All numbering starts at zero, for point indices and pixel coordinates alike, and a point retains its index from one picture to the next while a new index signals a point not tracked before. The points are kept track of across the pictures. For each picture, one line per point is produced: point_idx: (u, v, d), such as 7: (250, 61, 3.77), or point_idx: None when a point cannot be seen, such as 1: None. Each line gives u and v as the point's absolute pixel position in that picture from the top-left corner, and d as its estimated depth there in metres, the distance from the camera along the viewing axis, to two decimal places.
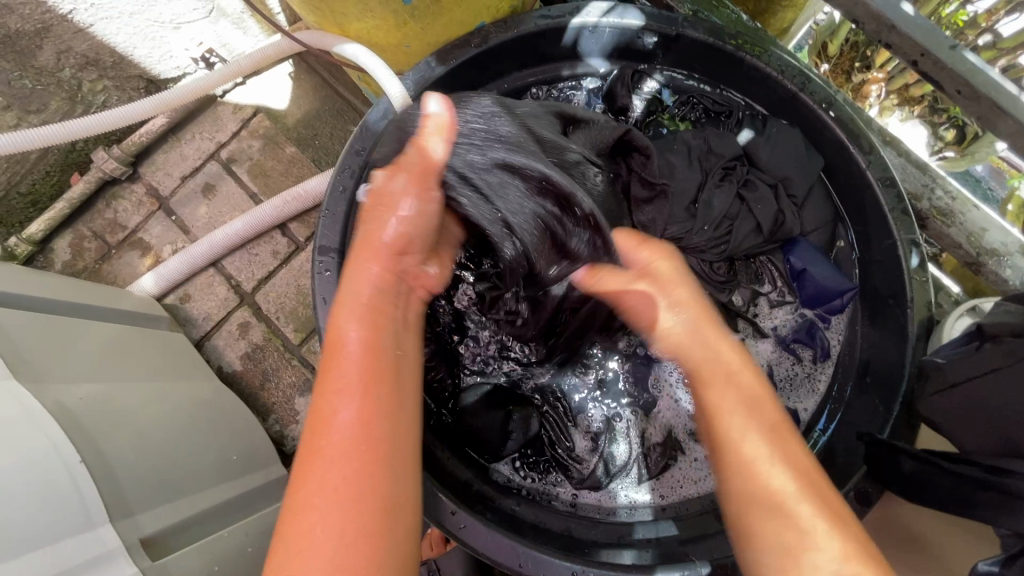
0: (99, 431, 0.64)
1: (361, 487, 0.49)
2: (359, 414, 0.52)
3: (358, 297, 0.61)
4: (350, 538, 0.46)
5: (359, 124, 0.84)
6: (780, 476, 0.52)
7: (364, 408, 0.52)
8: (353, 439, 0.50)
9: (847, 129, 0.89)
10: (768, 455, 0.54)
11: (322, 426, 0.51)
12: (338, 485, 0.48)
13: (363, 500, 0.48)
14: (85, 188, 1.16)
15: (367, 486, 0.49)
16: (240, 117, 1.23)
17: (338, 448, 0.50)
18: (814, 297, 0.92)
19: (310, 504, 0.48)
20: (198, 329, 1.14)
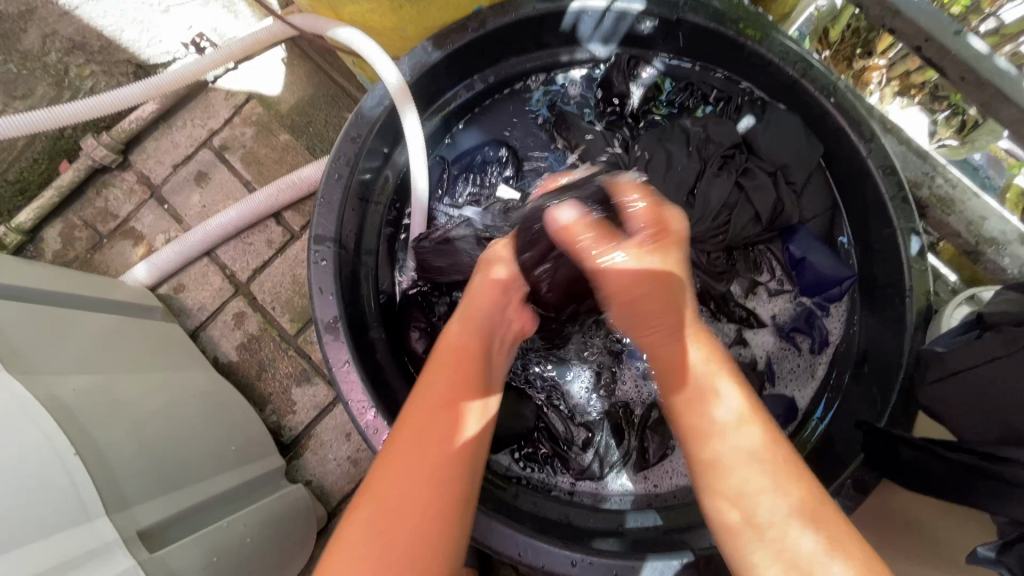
0: (93, 423, 0.63)
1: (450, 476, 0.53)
2: (448, 412, 0.57)
3: (467, 315, 0.68)
4: (428, 522, 0.50)
5: (354, 111, 0.82)
6: (772, 505, 0.51)
7: (451, 417, 0.57)
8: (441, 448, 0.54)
9: (849, 117, 0.87)
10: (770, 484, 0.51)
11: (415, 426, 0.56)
12: (414, 474, 0.52)
13: (440, 492, 0.52)
14: (75, 176, 1.14)
15: (458, 475, 0.54)
16: (232, 103, 1.21)
17: (445, 439, 0.55)
18: (812, 286, 0.92)
19: (400, 499, 0.51)
20: (193, 319, 1.13)
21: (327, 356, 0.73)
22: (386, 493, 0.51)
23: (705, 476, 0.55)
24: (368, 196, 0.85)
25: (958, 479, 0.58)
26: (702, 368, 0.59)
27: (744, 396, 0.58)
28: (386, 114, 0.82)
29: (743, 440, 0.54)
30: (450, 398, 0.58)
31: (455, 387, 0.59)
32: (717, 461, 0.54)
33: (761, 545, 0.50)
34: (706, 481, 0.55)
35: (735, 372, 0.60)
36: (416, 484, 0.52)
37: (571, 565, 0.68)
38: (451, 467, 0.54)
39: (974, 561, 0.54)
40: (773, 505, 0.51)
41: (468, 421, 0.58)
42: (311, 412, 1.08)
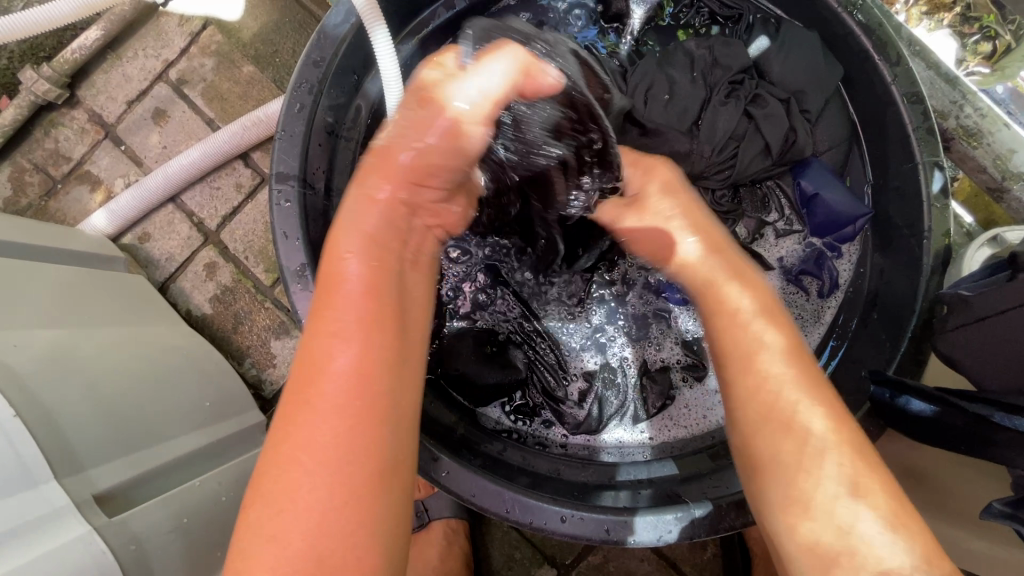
0: (40, 383, 0.57)
1: (362, 431, 0.42)
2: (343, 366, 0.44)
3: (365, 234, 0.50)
4: (341, 510, 0.41)
5: (316, 30, 0.72)
6: (836, 491, 0.46)
7: (371, 335, 0.45)
8: (332, 405, 0.42)
9: (875, 37, 0.78)
10: (840, 471, 0.47)
11: (308, 364, 0.44)
12: (320, 436, 0.42)
13: (352, 466, 0.42)
14: (17, 113, 1.03)
15: (366, 436, 0.43)
16: (187, 30, 1.08)
17: (343, 380, 0.43)
18: (824, 225, 0.86)
19: (290, 481, 0.41)
20: (161, 271, 1.06)
21: (296, 309, 0.67)
22: (280, 471, 0.42)
23: (779, 448, 0.50)
24: (338, 129, 0.77)
25: (975, 431, 0.54)
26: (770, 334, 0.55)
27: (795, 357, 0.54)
28: (353, 34, 0.72)
29: (803, 402, 0.51)
30: (345, 338, 0.45)
31: (352, 326, 0.45)
32: (785, 422, 0.50)
33: (822, 528, 0.46)
34: (782, 478, 0.49)
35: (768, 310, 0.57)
36: (322, 419, 0.42)
37: (561, 521, 0.66)
38: (364, 413, 0.43)
39: (988, 516, 0.51)
40: (841, 499, 0.46)
41: (363, 364, 0.44)
42: (292, 365, 1.03)
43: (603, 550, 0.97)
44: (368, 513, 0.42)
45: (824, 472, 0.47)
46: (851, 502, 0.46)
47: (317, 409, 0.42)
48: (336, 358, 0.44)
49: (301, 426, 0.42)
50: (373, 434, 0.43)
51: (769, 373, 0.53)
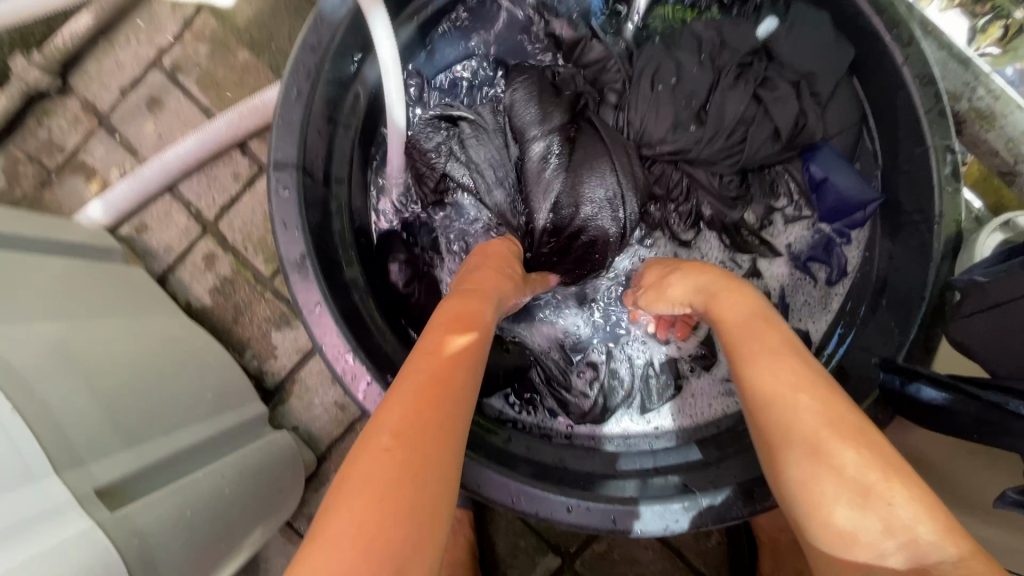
0: (40, 377, 0.56)
1: (433, 411, 0.45)
2: (438, 346, 0.52)
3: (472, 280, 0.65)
4: (411, 458, 0.40)
5: (313, 13, 0.70)
6: (853, 457, 0.43)
7: (443, 343, 0.52)
8: (427, 378, 0.47)
9: (887, 17, 0.77)
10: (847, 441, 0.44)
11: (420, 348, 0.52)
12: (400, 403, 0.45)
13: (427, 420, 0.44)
14: (10, 102, 1.01)
15: (434, 414, 0.44)
16: (181, 16, 1.06)
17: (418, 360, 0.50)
18: (834, 209, 0.84)
19: (377, 421, 0.43)
20: (159, 262, 1.04)
21: (296, 299, 0.66)
22: (372, 426, 0.43)
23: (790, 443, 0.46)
24: (337, 116, 0.75)
25: (987, 419, 0.53)
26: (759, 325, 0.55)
27: (783, 342, 0.52)
28: (351, 17, 0.70)
29: (807, 406, 0.46)
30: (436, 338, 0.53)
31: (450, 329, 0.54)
32: (779, 401, 0.48)
33: (847, 508, 0.42)
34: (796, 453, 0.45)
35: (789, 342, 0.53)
36: (400, 410, 0.44)
37: (566, 511, 0.65)
38: (433, 386, 0.47)
39: (1000, 503, 0.51)
40: (846, 459, 0.43)
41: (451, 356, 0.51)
42: (293, 357, 1.02)
43: (608, 539, 0.96)
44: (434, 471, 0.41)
45: (842, 447, 0.44)
46: (853, 471, 0.43)
47: (408, 383, 0.48)
48: (442, 336, 0.53)
49: (392, 397, 0.46)
50: (444, 403, 0.45)
51: (774, 360, 0.51)
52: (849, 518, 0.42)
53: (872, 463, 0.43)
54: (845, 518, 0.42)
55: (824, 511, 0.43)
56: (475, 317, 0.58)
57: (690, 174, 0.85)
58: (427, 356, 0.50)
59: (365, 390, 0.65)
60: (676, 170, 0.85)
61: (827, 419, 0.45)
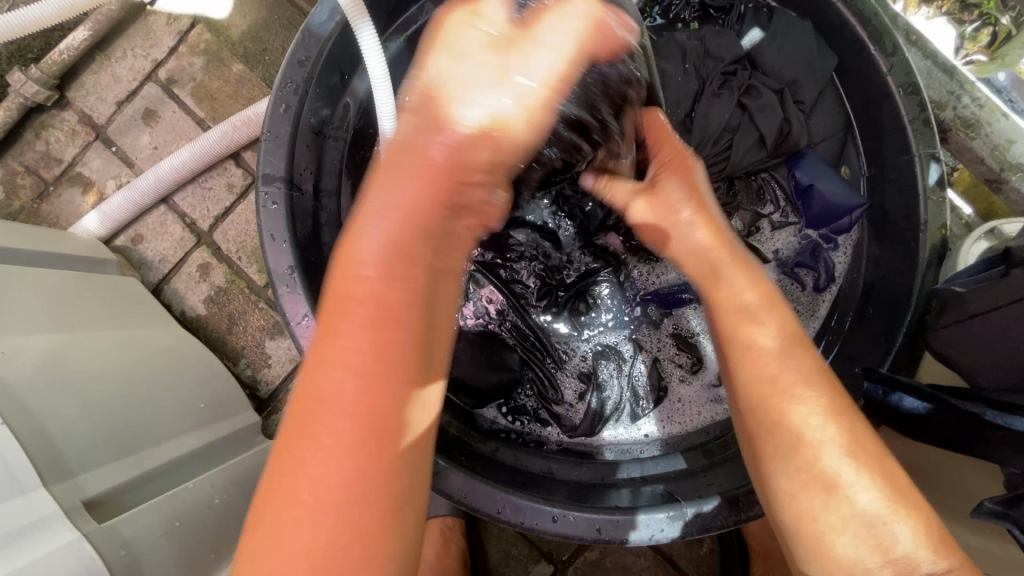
0: (31, 391, 0.57)
1: (371, 476, 0.38)
2: (354, 377, 0.38)
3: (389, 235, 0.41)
4: (362, 544, 0.37)
5: (301, 28, 0.71)
6: (839, 461, 0.45)
7: (369, 371, 0.38)
8: (347, 433, 0.37)
9: (870, 27, 0.77)
10: (836, 442, 0.45)
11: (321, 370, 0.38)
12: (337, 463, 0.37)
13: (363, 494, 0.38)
14: (8, 116, 1.03)
15: (373, 482, 0.38)
16: (176, 30, 1.07)
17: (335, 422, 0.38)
18: (820, 217, 0.84)
19: (295, 502, 0.37)
20: (155, 273, 1.06)
21: (284, 311, 0.67)
22: (286, 491, 0.37)
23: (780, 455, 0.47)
24: (325, 129, 0.76)
25: (966, 428, 0.53)
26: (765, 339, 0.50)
27: (813, 362, 0.49)
28: (338, 32, 0.71)
29: (805, 413, 0.46)
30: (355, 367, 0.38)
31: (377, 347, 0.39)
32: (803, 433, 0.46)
33: (836, 529, 0.44)
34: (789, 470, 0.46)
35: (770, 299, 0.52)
36: (333, 474, 0.37)
37: (552, 520, 0.66)
38: (365, 444, 0.38)
39: (978, 514, 0.51)
40: (844, 471, 0.45)
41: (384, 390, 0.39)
42: (287, 366, 1.03)
43: (600, 547, 0.97)
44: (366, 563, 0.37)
45: (826, 454, 0.45)
46: (865, 507, 0.44)
47: (327, 435, 0.37)
48: (360, 367, 0.38)
49: (306, 452, 0.37)
50: (383, 470, 0.38)
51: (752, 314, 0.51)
52: (848, 540, 0.44)
53: (877, 483, 0.45)
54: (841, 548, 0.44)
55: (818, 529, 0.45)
56: (402, 320, 0.39)
57: None
58: (348, 402, 0.38)
59: None
60: None
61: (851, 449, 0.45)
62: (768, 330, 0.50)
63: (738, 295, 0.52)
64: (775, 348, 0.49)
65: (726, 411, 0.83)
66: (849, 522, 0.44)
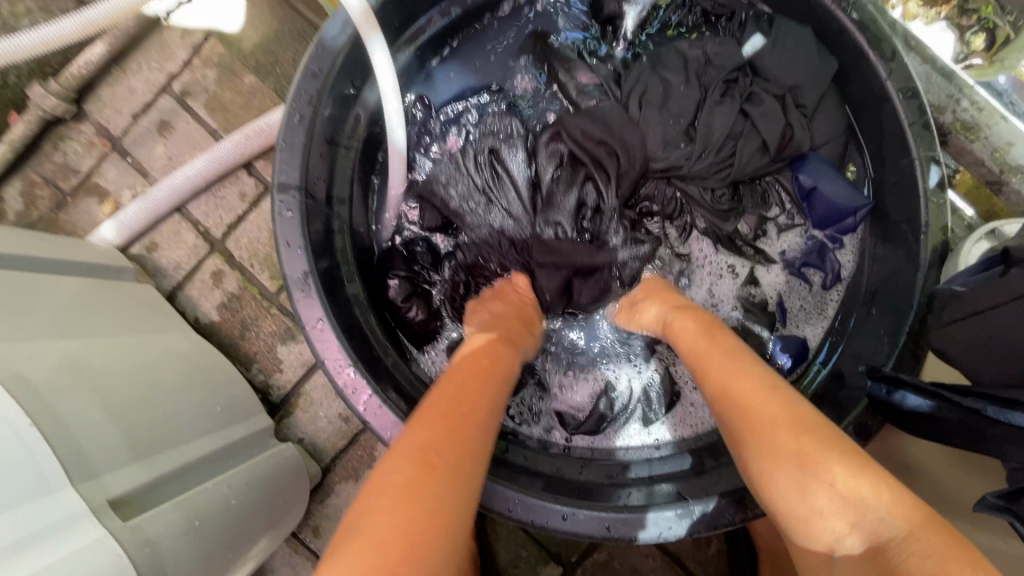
0: (54, 393, 0.59)
1: (459, 438, 0.51)
2: (473, 381, 0.58)
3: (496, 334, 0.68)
4: (438, 474, 0.47)
5: (315, 41, 0.73)
6: (825, 485, 0.47)
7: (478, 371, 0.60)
8: (451, 403, 0.54)
9: (869, 34, 0.79)
10: (819, 461, 0.48)
11: (449, 376, 0.60)
12: (433, 423, 0.51)
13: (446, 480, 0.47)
14: (27, 129, 1.05)
15: (464, 437, 0.51)
16: (190, 43, 1.10)
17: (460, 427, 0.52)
18: (825, 216, 0.86)
19: (412, 435, 0.50)
20: (169, 280, 1.08)
21: (300, 315, 0.68)
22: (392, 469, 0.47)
23: (778, 481, 0.50)
24: (337, 138, 0.78)
25: (969, 424, 0.54)
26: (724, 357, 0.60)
27: (772, 398, 0.53)
28: (350, 44, 0.74)
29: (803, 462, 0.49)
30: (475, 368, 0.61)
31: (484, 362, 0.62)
32: (759, 427, 0.52)
33: (833, 533, 0.47)
34: (794, 508, 0.49)
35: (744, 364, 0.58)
36: (433, 421, 0.52)
37: (562, 519, 0.67)
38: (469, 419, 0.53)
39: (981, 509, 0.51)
40: (820, 486, 0.48)
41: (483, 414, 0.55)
42: (298, 370, 1.05)
43: (608, 548, 0.97)
44: (458, 488, 0.47)
45: (831, 471, 0.48)
46: (844, 483, 0.47)
47: (432, 408, 0.53)
48: (479, 368, 0.60)
49: (422, 414, 0.53)
50: (469, 439, 0.51)
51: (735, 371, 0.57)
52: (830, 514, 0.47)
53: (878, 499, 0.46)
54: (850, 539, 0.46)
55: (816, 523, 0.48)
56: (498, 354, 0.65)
57: (682, 191, 0.87)
58: (465, 396, 0.55)
59: (366, 403, 0.67)
60: (668, 185, 0.87)
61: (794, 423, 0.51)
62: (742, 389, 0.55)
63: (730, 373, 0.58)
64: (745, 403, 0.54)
65: None
66: (861, 535, 0.45)
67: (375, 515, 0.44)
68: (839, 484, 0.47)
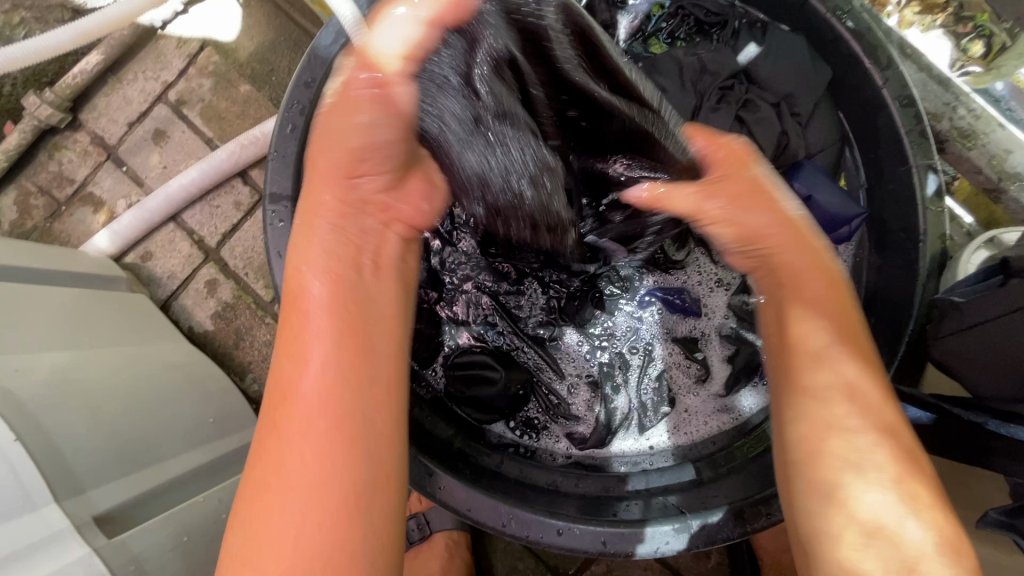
0: (41, 407, 0.58)
1: (329, 469, 0.47)
2: (327, 390, 0.49)
3: (332, 268, 0.56)
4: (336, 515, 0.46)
5: (308, 50, 0.73)
6: (878, 497, 0.47)
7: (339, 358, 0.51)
8: (307, 424, 0.48)
9: (864, 42, 0.78)
10: (885, 471, 0.48)
11: (290, 388, 0.50)
12: (303, 457, 0.47)
13: (329, 482, 0.47)
14: (22, 138, 1.05)
15: (328, 458, 0.47)
16: (185, 52, 1.10)
17: (323, 422, 0.48)
18: (820, 225, 0.85)
19: (279, 473, 0.47)
20: (163, 289, 1.07)
21: None
22: (278, 465, 0.47)
23: (813, 489, 0.50)
24: None
25: (968, 437, 0.54)
26: (854, 383, 0.52)
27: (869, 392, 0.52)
28: (343, 54, 0.73)
29: (873, 466, 0.48)
30: (322, 353, 0.51)
31: (338, 340, 0.52)
32: (829, 422, 0.51)
33: (864, 558, 0.45)
34: (824, 516, 0.48)
35: (856, 353, 0.55)
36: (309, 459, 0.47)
37: (557, 534, 0.66)
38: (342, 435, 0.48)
39: (985, 525, 0.50)
40: (874, 493, 0.47)
41: (336, 398, 0.49)
42: None
43: (606, 560, 0.96)
44: (352, 533, 0.46)
45: (874, 487, 0.47)
46: (869, 509, 0.47)
47: (290, 432, 0.48)
48: (320, 366, 0.50)
49: (274, 443, 0.48)
50: (342, 461, 0.47)
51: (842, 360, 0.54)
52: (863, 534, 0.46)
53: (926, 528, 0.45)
54: (868, 564, 0.45)
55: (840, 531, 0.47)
56: (355, 325, 0.53)
57: None
58: (298, 410, 0.49)
59: None
60: None
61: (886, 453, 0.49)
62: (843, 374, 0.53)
63: (838, 355, 0.54)
64: (838, 392, 0.52)
65: (731, 421, 0.84)
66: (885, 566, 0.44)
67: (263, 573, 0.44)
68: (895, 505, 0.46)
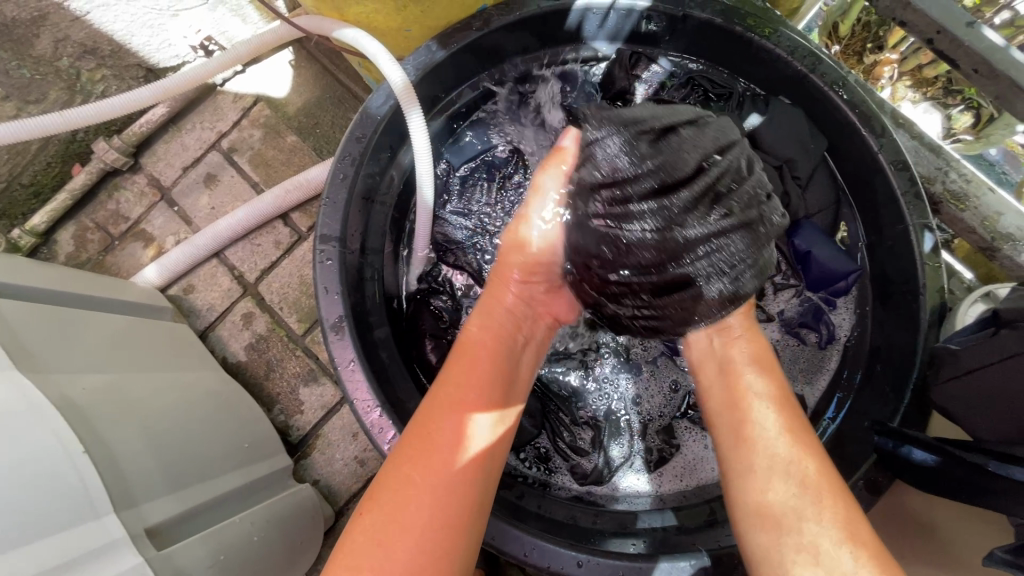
0: (103, 420, 0.64)
1: (453, 483, 0.55)
2: (456, 426, 0.58)
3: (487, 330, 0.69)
4: (443, 512, 0.53)
5: (360, 110, 0.82)
6: (780, 491, 0.55)
7: (456, 426, 0.58)
8: (448, 451, 0.56)
9: (859, 111, 0.86)
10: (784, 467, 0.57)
11: (426, 432, 0.58)
12: (434, 468, 0.55)
13: (451, 495, 0.54)
14: (87, 179, 1.15)
15: (461, 479, 0.56)
16: (240, 106, 1.22)
17: (456, 445, 0.57)
18: (817, 280, 0.91)
19: (411, 489, 0.54)
20: (202, 320, 1.14)
21: (333, 356, 0.73)
22: (400, 484, 0.54)
23: (733, 505, 0.58)
24: (373, 196, 0.85)
25: (973, 479, 0.57)
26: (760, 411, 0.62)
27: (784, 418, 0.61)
28: (391, 113, 0.82)
29: (771, 450, 0.59)
30: (464, 408, 0.60)
31: (466, 403, 0.61)
32: (751, 446, 0.60)
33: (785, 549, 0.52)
34: (742, 528, 0.57)
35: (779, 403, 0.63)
36: (436, 459, 0.56)
37: (577, 566, 0.68)
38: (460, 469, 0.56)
39: (993, 565, 0.53)
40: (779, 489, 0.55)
41: (476, 430, 0.59)
42: (318, 412, 1.08)
43: None
44: (462, 529, 0.54)
45: (777, 480, 0.56)
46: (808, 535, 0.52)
47: (441, 453, 0.56)
48: (460, 412, 0.59)
49: (424, 465, 0.55)
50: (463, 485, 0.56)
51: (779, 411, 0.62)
52: (777, 503, 0.55)
53: (833, 531, 0.52)
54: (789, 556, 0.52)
55: (750, 490, 0.57)
56: (489, 377, 0.64)
57: None
58: (456, 441, 0.57)
59: (391, 442, 0.71)
60: None
61: (775, 435, 0.60)
62: (759, 406, 0.63)
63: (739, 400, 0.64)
64: (746, 412, 0.63)
65: None
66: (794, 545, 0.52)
67: (389, 547, 0.51)
68: (794, 505, 0.54)
